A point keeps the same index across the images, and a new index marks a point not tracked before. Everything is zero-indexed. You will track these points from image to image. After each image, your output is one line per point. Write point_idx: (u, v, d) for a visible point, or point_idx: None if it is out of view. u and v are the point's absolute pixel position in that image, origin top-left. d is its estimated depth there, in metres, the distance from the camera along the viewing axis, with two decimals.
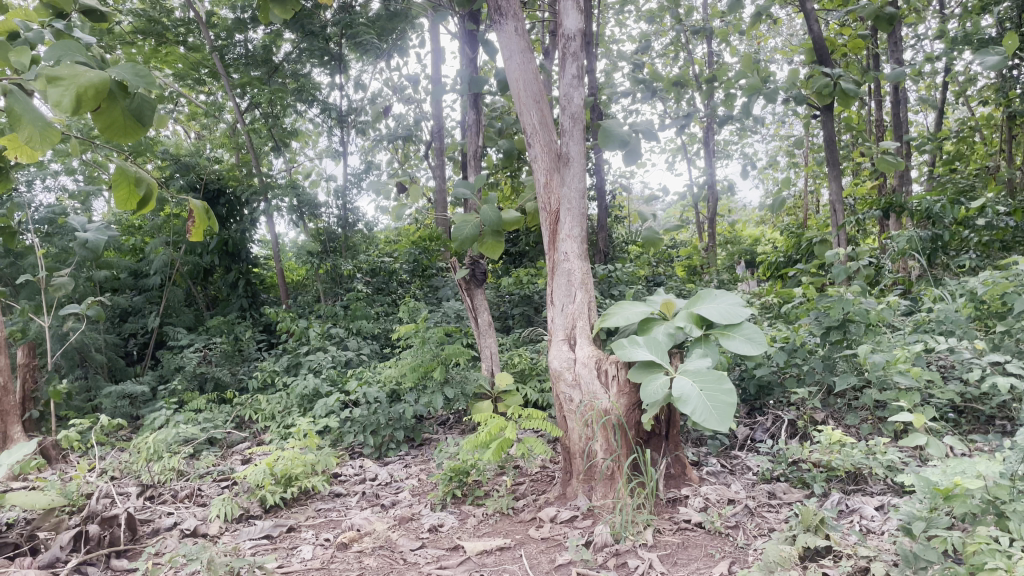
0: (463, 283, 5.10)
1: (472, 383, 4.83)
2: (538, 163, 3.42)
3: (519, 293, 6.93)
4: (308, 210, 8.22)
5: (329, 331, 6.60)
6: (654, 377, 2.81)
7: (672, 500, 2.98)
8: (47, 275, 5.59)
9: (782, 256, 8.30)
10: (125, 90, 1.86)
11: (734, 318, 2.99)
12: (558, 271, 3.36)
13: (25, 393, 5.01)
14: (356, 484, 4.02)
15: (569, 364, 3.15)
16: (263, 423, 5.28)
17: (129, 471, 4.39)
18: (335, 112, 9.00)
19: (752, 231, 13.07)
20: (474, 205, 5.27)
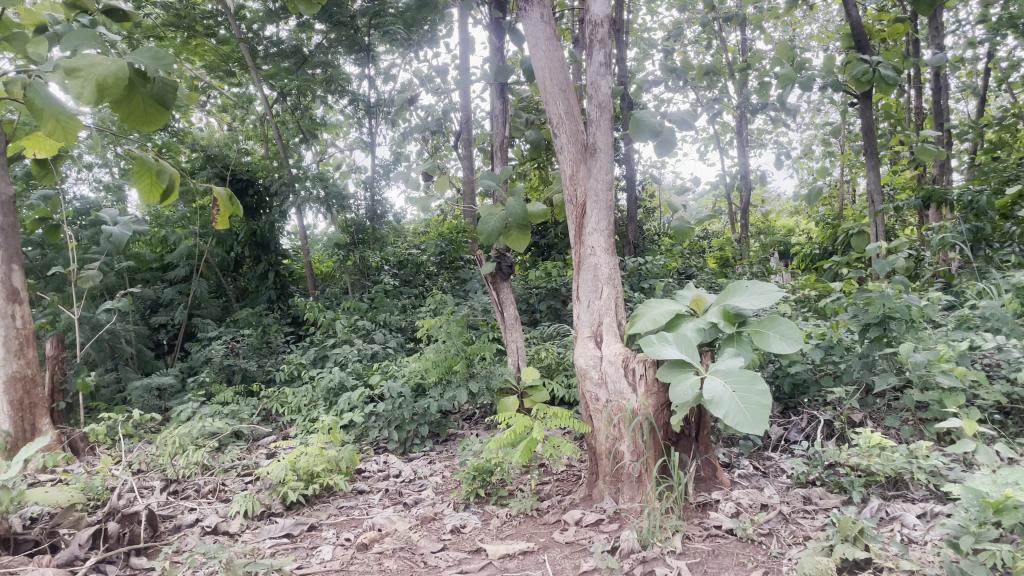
0: (489, 276, 5.00)
1: (498, 378, 4.75)
2: (564, 154, 3.31)
3: (547, 286, 6.83)
4: (337, 202, 8.09)
5: (355, 324, 6.57)
6: (684, 377, 2.70)
7: (703, 504, 2.87)
8: (76, 268, 5.63)
9: (818, 248, 8.10)
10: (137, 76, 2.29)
11: (769, 300, 2.87)
12: (584, 266, 3.25)
13: (53, 385, 5.01)
14: (379, 480, 3.97)
15: (595, 363, 3.04)
16: (289, 417, 5.26)
17: (154, 465, 4.39)
18: (364, 103, 8.95)
19: (786, 221, 12.81)
20: (501, 197, 5.18)
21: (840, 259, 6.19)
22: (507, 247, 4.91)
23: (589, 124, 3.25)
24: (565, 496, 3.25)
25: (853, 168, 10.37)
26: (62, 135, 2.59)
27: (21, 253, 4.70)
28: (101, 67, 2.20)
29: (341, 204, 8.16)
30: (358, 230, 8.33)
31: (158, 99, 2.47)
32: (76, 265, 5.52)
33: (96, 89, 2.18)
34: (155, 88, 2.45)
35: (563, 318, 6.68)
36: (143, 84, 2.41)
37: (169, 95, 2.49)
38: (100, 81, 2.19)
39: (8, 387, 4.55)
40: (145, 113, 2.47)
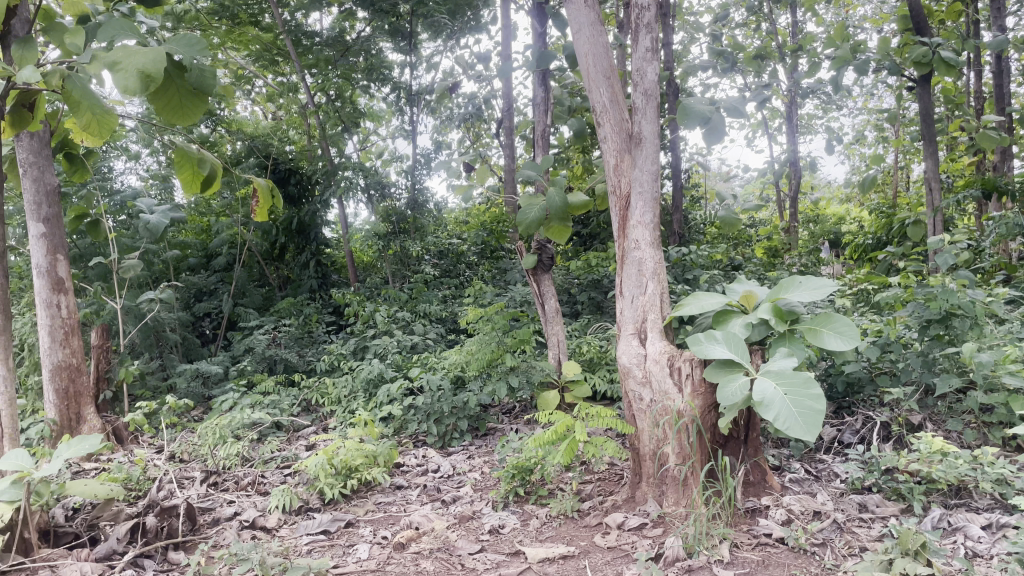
0: (530, 270, 4.92)
1: (538, 372, 4.66)
2: (608, 144, 3.19)
3: (589, 277, 6.71)
4: (377, 190, 8.12)
5: (395, 314, 6.54)
6: (733, 377, 2.58)
7: (751, 510, 2.75)
8: (118, 258, 5.73)
9: (871, 238, 7.83)
10: (182, 67, 2.16)
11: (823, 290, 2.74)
12: (627, 259, 3.13)
13: (98, 374, 5.10)
14: (418, 476, 3.92)
15: (639, 362, 2.94)
16: (329, 408, 5.24)
17: (196, 455, 4.41)
18: (405, 91, 8.90)
19: (837, 210, 12.44)
20: (542, 187, 5.08)
21: (895, 250, 5.95)
22: (548, 238, 4.82)
23: (634, 112, 3.12)
24: (608, 497, 3.16)
25: (908, 154, 10.01)
26: (98, 130, 2.50)
27: (66, 243, 4.76)
28: (141, 56, 1.98)
29: (381, 191, 8.16)
30: (399, 219, 8.25)
31: (198, 87, 2.18)
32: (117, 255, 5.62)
33: (139, 79, 1.97)
34: (194, 76, 2.17)
35: (605, 309, 6.56)
36: (182, 73, 2.15)
37: (210, 83, 2.19)
38: (142, 71, 1.98)
39: (53, 376, 4.63)
40: (183, 105, 2.20)
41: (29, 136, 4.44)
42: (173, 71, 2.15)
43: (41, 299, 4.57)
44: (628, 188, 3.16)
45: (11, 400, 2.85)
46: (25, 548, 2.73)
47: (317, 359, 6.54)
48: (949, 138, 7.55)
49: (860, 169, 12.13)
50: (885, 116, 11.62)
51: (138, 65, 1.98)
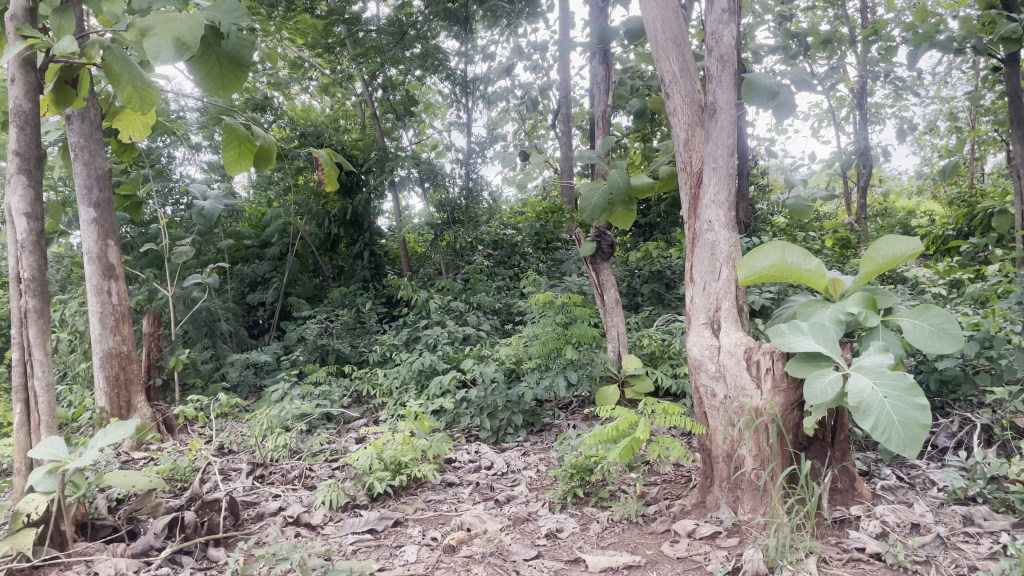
0: (588, 257, 4.68)
1: (598, 366, 4.41)
2: (678, 116, 2.93)
3: (649, 267, 6.44)
4: (431, 179, 8.00)
5: (448, 305, 6.35)
6: (822, 372, 2.29)
7: (840, 521, 2.47)
8: (170, 245, 5.68)
9: (951, 229, 7.34)
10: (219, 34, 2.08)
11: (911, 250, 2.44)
12: (698, 241, 2.86)
13: (149, 362, 5.05)
14: (471, 472, 3.71)
15: (712, 354, 2.68)
16: (381, 400, 5.08)
17: (244, 446, 4.30)
18: (460, 80, 8.71)
19: (909, 203, 11.83)
20: (602, 172, 4.84)
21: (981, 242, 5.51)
22: (608, 224, 4.57)
23: (707, 82, 2.85)
24: (678, 500, 2.91)
25: (985, 144, 9.47)
26: (139, 104, 2.38)
27: (117, 230, 4.75)
28: (176, 23, 1.88)
29: (434, 178, 8.04)
30: (453, 208, 8.17)
31: (238, 55, 2.11)
32: (170, 242, 5.59)
33: (174, 47, 1.85)
34: (232, 43, 2.10)
35: (666, 302, 6.28)
36: (221, 39, 2.08)
37: (249, 50, 2.11)
38: (178, 38, 1.87)
39: (104, 363, 4.58)
40: (225, 71, 2.14)
41: (80, 119, 4.43)
42: (211, 39, 2.08)
43: (92, 285, 4.56)
44: (701, 164, 2.89)
45: (50, 386, 2.72)
46: (60, 542, 2.65)
47: (369, 349, 6.41)
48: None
49: (932, 161, 11.55)
50: (960, 104, 11.04)
51: (174, 32, 1.87)
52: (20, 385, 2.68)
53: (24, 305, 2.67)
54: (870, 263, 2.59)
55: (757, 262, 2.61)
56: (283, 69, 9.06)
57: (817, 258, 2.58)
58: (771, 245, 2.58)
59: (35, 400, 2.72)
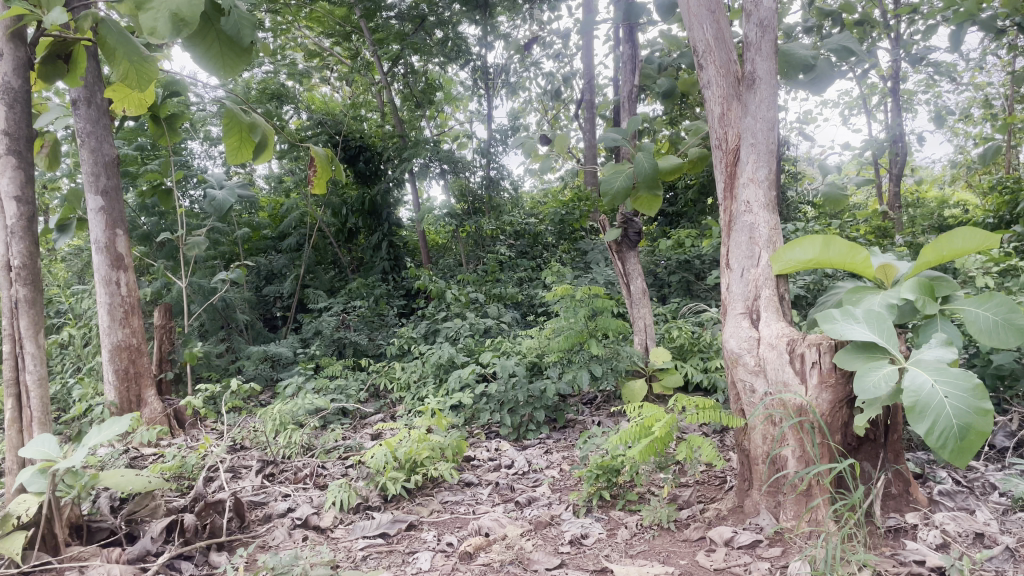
0: (614, 246, 4.46)
1: (625, 360, 4.20)
2: (713, 89, 2.71)
3: (677, 258, 6.22)
4: (455, 169, 7.73)
5: (469, 296, 6.16)
6: (875, 366, 2.06)
7: (894, 530, 2.24)
8: (185, 235, 5.54)
9: (992, 218, 7.04)
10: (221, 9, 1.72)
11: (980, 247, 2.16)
12: (735, 224, 2.62)
13: (161, 355, 4.93)
14: (490, 472, 3.52)
15: (751, 347, 2.46)
16: (398, 394, 4.91)
17: (257, 443, 4.15)
18: (482, 69, 8.54)
19: (940, 193, 11.48)
20: (628, 155, 4.62)
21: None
22: (635, 210, 4.35)
23: (745, 49, 2.62)
24: (712, 504, 2.70)
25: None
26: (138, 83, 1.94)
27: (126, 220, 4.62)
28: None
29: (456, 168, 7.77)
30: (474, 198, 8.01)
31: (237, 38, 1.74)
32: (184, 232, 5.45)
33: (170, 22, 1.49)
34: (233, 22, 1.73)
35: (695, 293, 6.05)
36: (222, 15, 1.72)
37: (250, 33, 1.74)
38: (176, 12, 1.50)
39: (113, 356, 4.47)
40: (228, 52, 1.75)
41: (85, 105, 4.30)
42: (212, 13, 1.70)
43: (100, 276, 4.45)
44: (738, 138, 2.65)
45: (43, 380, 2.52)
46: (53, 547, 2.49)
47: (388, 342, 6.24)
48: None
49: (964, 150, 11.21)
50: (994, 90, 10.67)
51: (172, 4, 1.50)
52: (11, 379, 2.50)
53: (15, 294, 2.41)
54: (933, 252, 2.32)
55: (794, 254, 2.37)
56: (301, 58, 8.90)
57: (863, 252, 2.27)
58: (808, 240, 2.30)
59: (27, 395, 2.53)
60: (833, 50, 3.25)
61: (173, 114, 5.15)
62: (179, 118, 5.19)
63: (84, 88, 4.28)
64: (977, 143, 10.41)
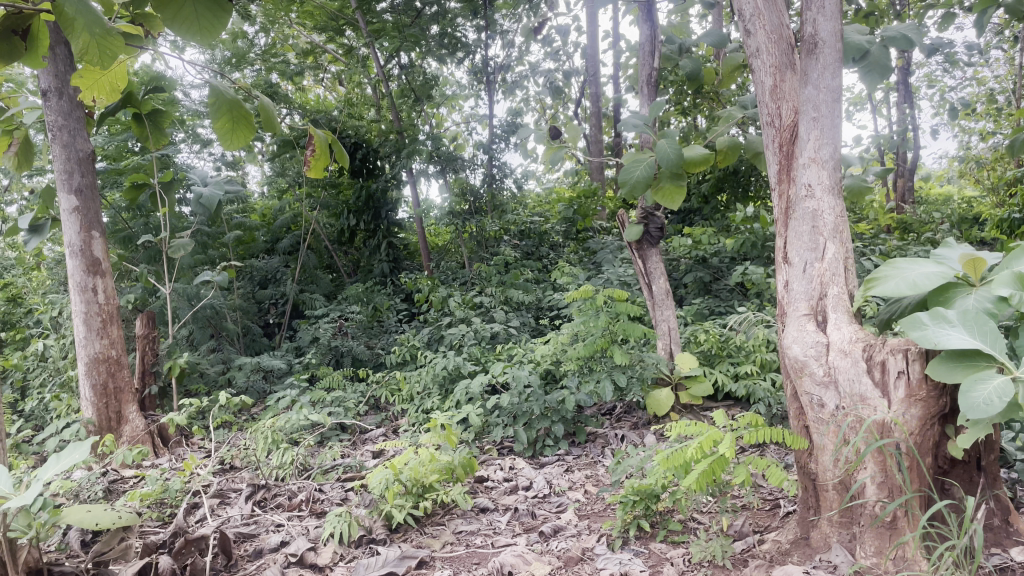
0: (634, 243, 4.10)
1: (650, 367, 3.82)
2: (763, 58, 2.36)
3: (694, 256, 5.88)
4: (452, 167, 7.30)
5: (475, 300, 5.81)
6: (983, 377, 1.70)
7: (1001, 569, 1.88)
8: (170, 237, 5.18)
9: (1017, 212, 6.69)
10: None
11: None
12: (793, 212, 2.27)
13: (144, 367, 4.57)
14: (507, 495, 3.15)
15: (819, 354, 2.10)
16: (401, 406, 4.55)
17: (248, 462, 3.80)
18: (481, 65, 8.19)
19: (949, 189, 11.17)
20: (649, 144, 4.28)
21: None
22: (656, 204, 3.99)
23: (802, 9, 2.26)
24: (770, 535, 2.35)
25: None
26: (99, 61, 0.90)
27: (103, 221, 4.25)
28: None
29: (454, 167, 7.35)
30: (474, 197, 7.53)
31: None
32: (169, 235, 5.08)
33: None
34: None
35: (713, 293, 5.72)
36: None
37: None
38: None
39: (90, 370, 4.12)
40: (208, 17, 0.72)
41: (56, 96, 3.94)
42: None
43: (75, 282, 4.10)
44: (795, 113, 2.30)
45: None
46: None
47: (388, 350, 5.87)
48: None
49: (965, 145, 11.01)
50: (1000, 84, 10.40)
51: None
52: None
53: None
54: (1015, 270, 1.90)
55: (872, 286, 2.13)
56: (293, 57, 8.53)
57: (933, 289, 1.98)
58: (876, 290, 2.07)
59: None
60: (891, 38, 2.71)
61: (156, 110, 4.60)
62: (164, 118, 4.64)
63: (54, 76, 3.91)
64: (981, 138, 10.18)
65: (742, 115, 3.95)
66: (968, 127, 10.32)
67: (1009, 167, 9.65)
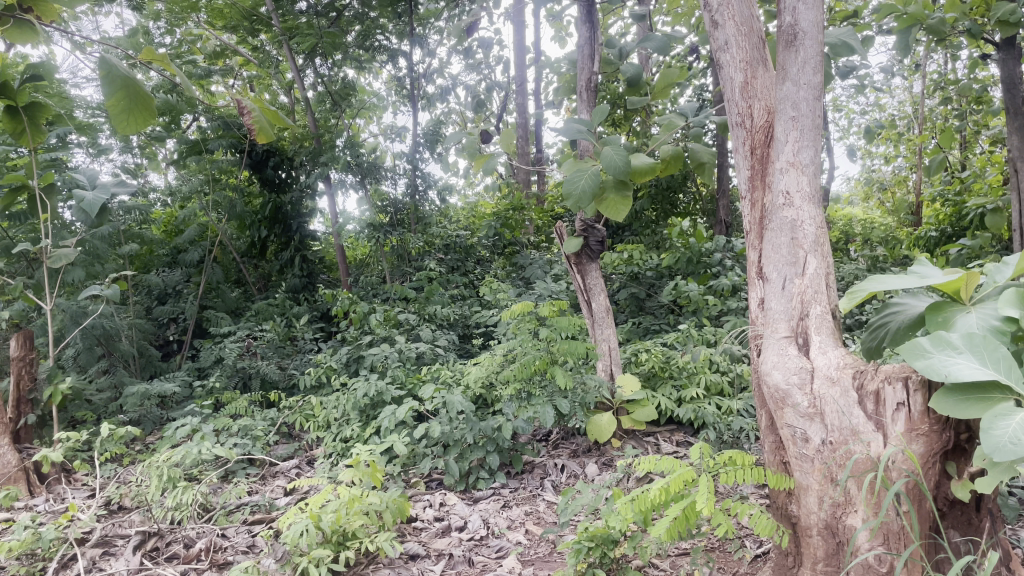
0: (573, 257, 3.84)
1: (592, 391, 3.55)
2: (731, 54, 2.17)
3: (627, 272, 5.71)
4: (372, 178, 6.92)
5: (397, 317, 5.45)
6: (1003, 414, 1.46)
7: None
8: (53, 247, 4.61)
9: (935, 231, 6.79)
10: None
11: None
12: (767, 221, 2.07)
13: (19, 394, 4.01)
14: (439, 537, 2.81)
15: (803, 382, 1.87)
16: (317, 434, 4.15)
17: (140, 503, 3.33)
18: (404, 74, 7.85)
19: (859, 211, 11.47)
20: (589, 151, 4.05)
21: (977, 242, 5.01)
22: (597, 216, 3.75)
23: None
24: None
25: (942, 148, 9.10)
26: None
27: None
28: None
29: (375, 177, 6.96)
30: (395, 209, 7.17)
31: None
32: (51, 244, 4.51)
33: None
34: None
35: (646, 311, 5.53)
36: None
37: None
38: None
39: None
40: None
41: None
42: None
43: None
44: (768, 112, 2.10)
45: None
46: None
47: (301, 372, 5.43)
48: (994, 124, 6.87)
49: (869, 168, 11.36)
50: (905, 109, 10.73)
51: None
52: None
53: None
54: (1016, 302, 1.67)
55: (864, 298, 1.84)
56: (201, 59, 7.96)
57: None
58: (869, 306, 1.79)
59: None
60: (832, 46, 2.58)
61: (35, 100, 4.04)
62: (43, 112, 4.09)
63: None
64: (884, 163, 10.51)
65: (684, 124, 3.74)
66: (871, 153, 10.64)
67: (911, 190, 9.98)
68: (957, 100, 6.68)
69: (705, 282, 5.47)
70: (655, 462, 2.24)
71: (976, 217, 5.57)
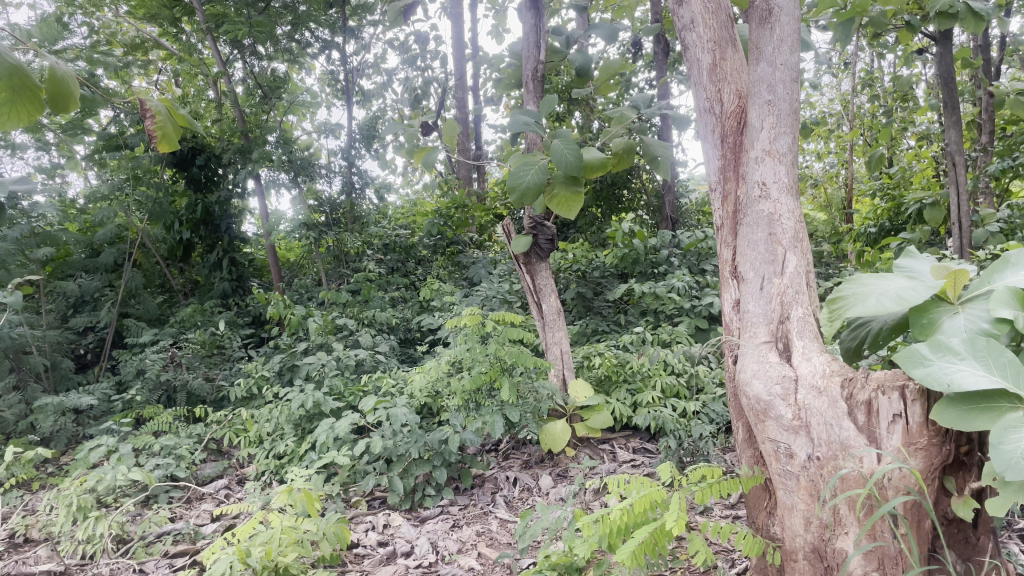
0: (521, 257, 3.63)
1: (545, 399, 3.35)
2: (700, 34, 2.02)
3: (574, 271, 5.54)
4: (305, 175, 6.55)
5: (334, 322, 5.15)
6: (1013, 427, 1.30)
7: None
8: None
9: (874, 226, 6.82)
10: None
11: None
12: (742, 214, 1.92)
13: None
14: (382, 566, 2.57)
15: (787, 391, 1.70)
16: (248, 451, 3.85)
17: (49, 535, 2.99)
18: (337, 66, 7.52)
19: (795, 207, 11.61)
20: (537, 143, 3.85)
21: (920, 237, 4.99)
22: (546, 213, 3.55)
23: None
24: None
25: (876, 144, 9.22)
26: None
27: None
28: None
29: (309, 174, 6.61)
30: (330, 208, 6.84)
31: None
32: None
33: None
34: None
35: (594, 310, 5.36)
36: None
37: None
38: None
39: None
40: None
41: None
42: None
43: None
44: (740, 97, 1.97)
45: None
46: None
47: (231, 383, 5.10)
48: (924, 120, 6.94)
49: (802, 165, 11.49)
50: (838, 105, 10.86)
51: None
52: None
53: None
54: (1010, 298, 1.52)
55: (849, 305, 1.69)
56: None
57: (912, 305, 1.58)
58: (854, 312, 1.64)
59: None
60: None
61: None
62: None
63: None
64: (815, 160, 10.62)
65: (636, 117, 3.56)
66: (804, 149, 10.74)
67: (845, 186, 10.11)
68: (889, 96, 6.72)
69: (652, 280, 5.35)
70: (622, 480, 2.04)
71: (915, 212, 5.56)
